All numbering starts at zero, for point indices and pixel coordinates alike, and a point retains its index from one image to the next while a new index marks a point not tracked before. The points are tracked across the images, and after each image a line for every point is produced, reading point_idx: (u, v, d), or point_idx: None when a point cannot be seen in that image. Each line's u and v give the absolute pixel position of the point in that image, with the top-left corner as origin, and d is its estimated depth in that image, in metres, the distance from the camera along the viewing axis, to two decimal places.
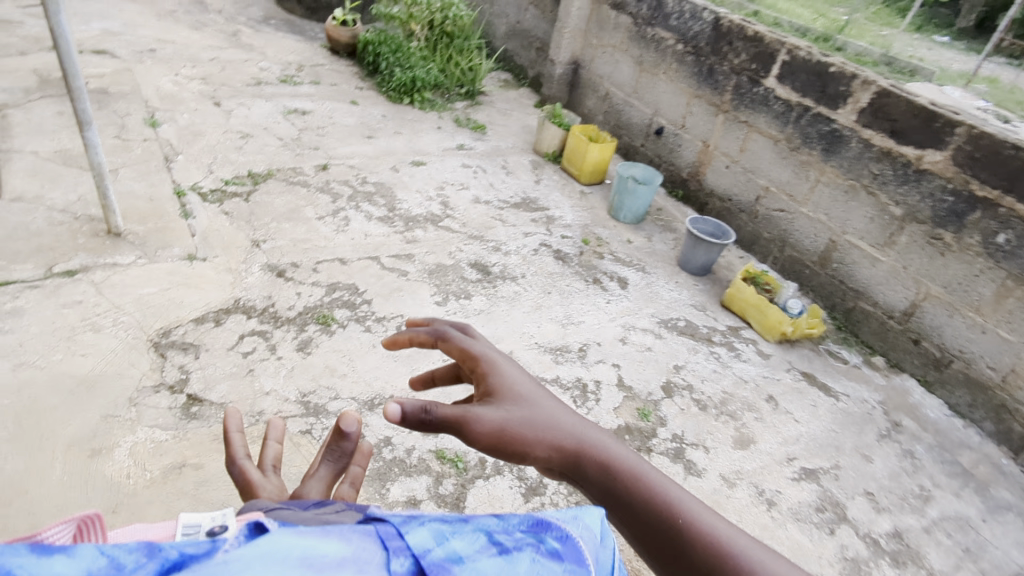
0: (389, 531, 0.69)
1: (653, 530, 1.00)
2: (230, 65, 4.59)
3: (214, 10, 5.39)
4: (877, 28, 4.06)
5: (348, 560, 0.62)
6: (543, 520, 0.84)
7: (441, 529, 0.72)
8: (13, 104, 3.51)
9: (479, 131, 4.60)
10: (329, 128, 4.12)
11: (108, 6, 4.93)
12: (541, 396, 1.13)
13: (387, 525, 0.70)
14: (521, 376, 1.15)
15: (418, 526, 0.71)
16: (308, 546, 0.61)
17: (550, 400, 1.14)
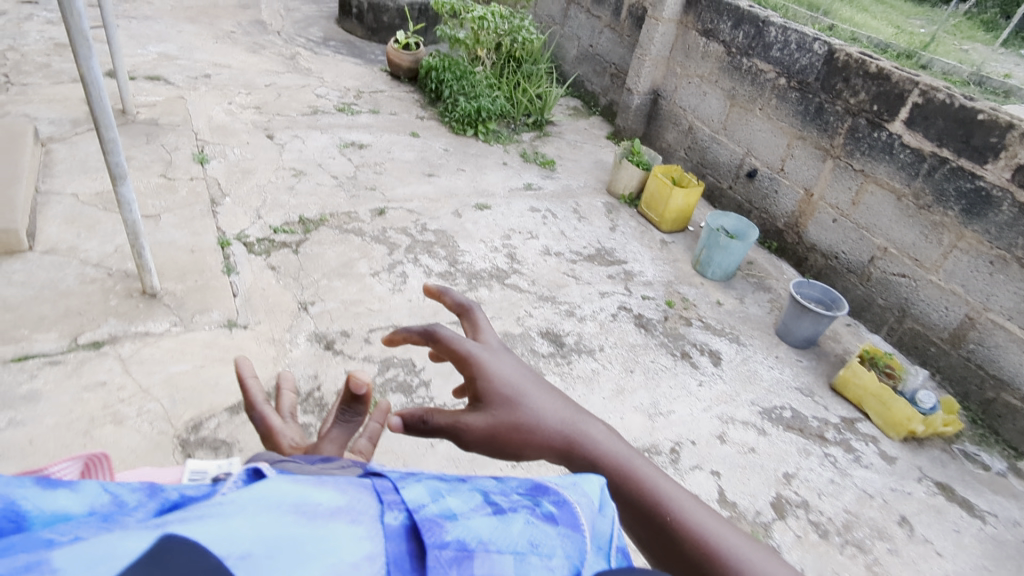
0: (386, 488, 0.72)
1: (635, 517, 1.04)
2: (286, 91, 4.33)
3: (273, 31, 5.19)
4: (957, 44, 3.83)
5: (342, 508, 0.66)
6: (541, 486, 0.80)
7: (437, 487, 0.73)
8: (60, 138, 3.31)
9: (547, 167, 4.22)
10: (387, 165, 3.80)
11: (167, 28, 4.77)
12: (532, 386, 1.14)
13: (383, 482, 0.73)
14: (512, 365, 1.16)
15: (414, 484, 0.73)
16: (302, 497, 0.65)
17: (543, 388, 1.14)
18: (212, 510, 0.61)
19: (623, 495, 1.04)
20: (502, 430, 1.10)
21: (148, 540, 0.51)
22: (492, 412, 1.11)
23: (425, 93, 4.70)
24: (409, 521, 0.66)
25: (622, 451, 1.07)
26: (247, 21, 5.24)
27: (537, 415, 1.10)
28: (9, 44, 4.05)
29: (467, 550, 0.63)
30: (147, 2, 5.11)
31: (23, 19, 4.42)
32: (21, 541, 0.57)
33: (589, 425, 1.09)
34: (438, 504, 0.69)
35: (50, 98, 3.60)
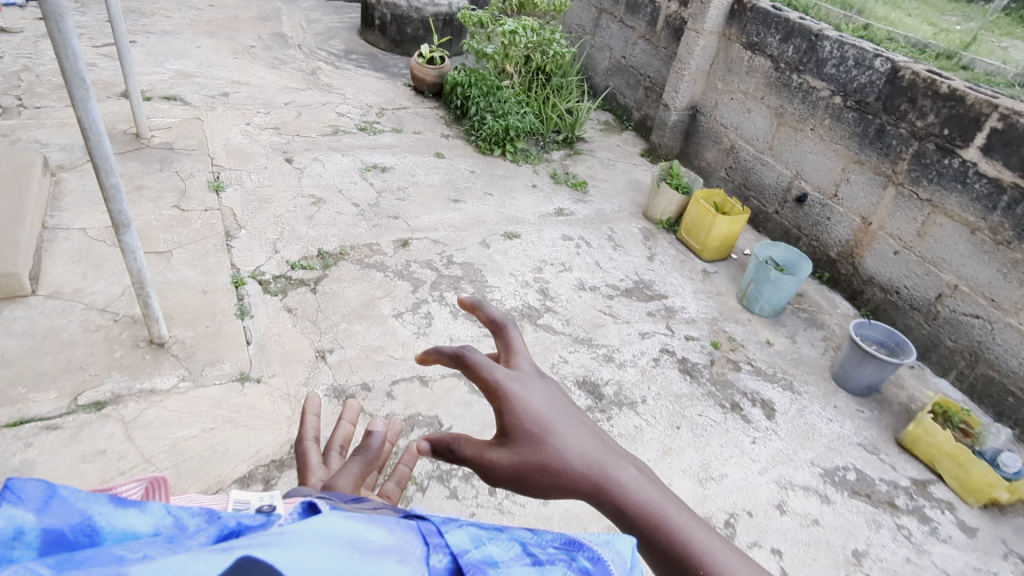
0: (430, 529, 0.71)
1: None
2: (306, 109, 4.15)
3: (294, 45, 5.02)
4: (996, 39, 3.49)
5: (389, 548, 0.62)
6: (573, 540, 0.83)
7: (479, 534, 0.74)
8: (71, 166, 3.15)
9: (579, 189, 3.99)
10: (411, 190, 3.60)
11: (186, 43, 4.63)
12: (568, 415, 0.95)
13: (428, 523, 0.72)
14: (547, 392, 0.96)
15: (456, 528, 0.73)
16: (353, 534, 0.61)
17: (578, 421, 0.95)
18: (269, 535, 0.58)
19: (659, 556, 0.86)
20: (528, 473, 0.90)
21: (222, 560, 0.50)
22: (518, 450, 0.91)
23: (450, 109, 4.49)
24: (453, 565, 0.66)
25: (662, 504, 0.89)
26: (267, 34, 5.08)
27: (569, 453, 0.91)
28: (24, 64, 3.92)
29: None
30: (166, 16, 4.98)
31: (40, 37, 4.29)
32: (98, 512, 0.58)
33: (627, 469, 0.90)
34: (479, 550, 0.69)
35: (62, 122, 3.45)
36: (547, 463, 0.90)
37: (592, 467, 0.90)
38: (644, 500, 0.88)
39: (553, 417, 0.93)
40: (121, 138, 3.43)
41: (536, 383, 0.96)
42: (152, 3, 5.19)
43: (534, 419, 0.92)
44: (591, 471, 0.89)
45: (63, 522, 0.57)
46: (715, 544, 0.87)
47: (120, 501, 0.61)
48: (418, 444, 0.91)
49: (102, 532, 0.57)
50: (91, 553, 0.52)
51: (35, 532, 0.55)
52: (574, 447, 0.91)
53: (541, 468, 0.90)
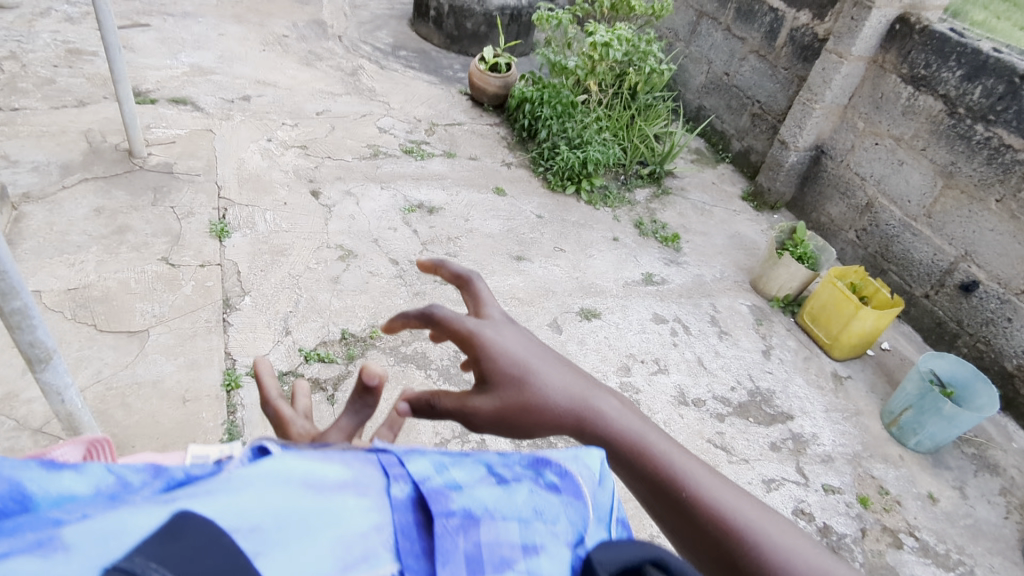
0: (391, 459, 0.63)
1: (670, 518, 0.79)
2: (341, 122, 3.42)
3: (334, 36, 4.29)
4: None
5: (346, 482, 0.56)
6: (543, 457, 0.68)
7: (441, 458, 0.65)
8: (39, 195, 2.46)
9: (671, 247, 3.20)
10: (464, 241, 2.85)
11: (207, 29, 3.94)
12: (546, 351, 0.90)
13: (390, 453, 0.64)
14: (520, 332, 0.90)
15: (420, 455, 0.64)
16: (303, 472, 0.55)
17: (555, 356, 0.90)
18: (214, 481, 0.53)
19: (653, 491, 0.80)
20: (513, 415, 0.85)
21: (160, 513, 0.47)
22: (498, 393, 0.86)
23: (514, 128, 3.72)
24: (415, 493, 0.59)
25: (648, 435, 0.84)
26: (304, 22, 4.36)
27: (550, 391, 0.85)
28: (11, 50, 3.25)
29: (472, 518, 0.56)
30: None
31: (37, 15, 3.62)
32: (26, 478, 0.57)
33: (610, 401, 0.86)
34: (443, 475, 0.61)
35: (41, 130, 2.77)
36: (530, 403, 0.85)
37: (577, 402, 0.85)
38: (630, 430, 0.83)
39: (530, 356, 0.87)
40: (110, 156, 2.74)
41: (509, 325, 0.91)
42: None
43: (513, 360, 0.86)
44: (573, 405, 0.85)
45: None
46: (707, 473, 0.81)
47: (50, 463, 0.60)
48: (394, 406, 0.87)
49: (33, 497, 0.56)
50: (22, 518, 0.50)
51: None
52: (555, 383, 0.86)
53: (526, 410, 0.84)
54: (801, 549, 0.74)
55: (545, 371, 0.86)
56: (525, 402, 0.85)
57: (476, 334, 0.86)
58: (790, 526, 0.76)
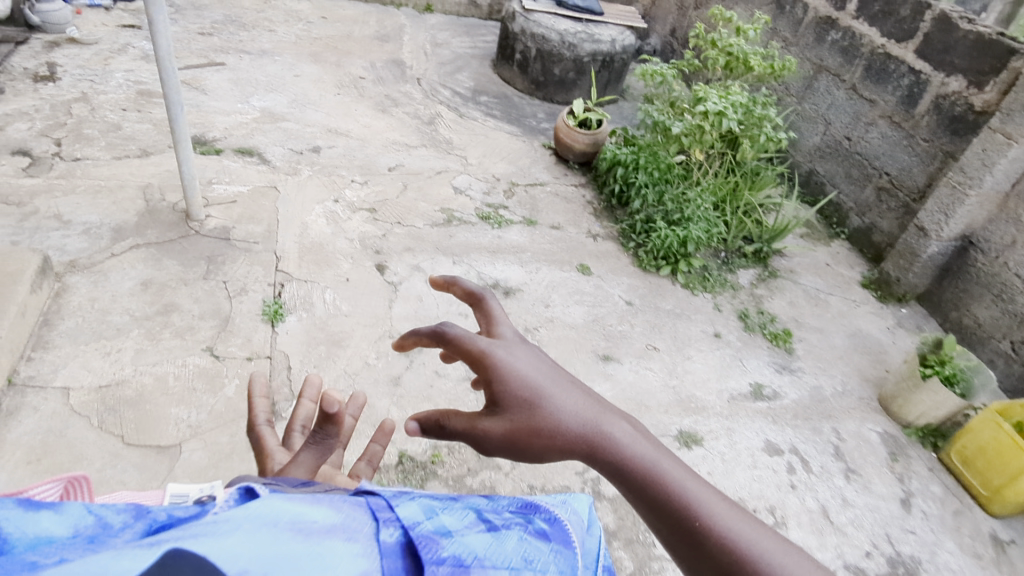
0: (380, 505, 0.71)
1: (686, 549, 0.73)
2: (414, 180, 3.15)
3: (412, 78, 4.07)
4: None
5: (338, 525, 0.61)
6: (531, 503, 0.93)
7: (430, 506, 0.75)
8: (86, 264, 2.24)
9: (782, 347, 2.74)
10: (544, 333, 2.48)
11: (283, 68, 3.78)
12: (560, 373, 0.87)
13: (377, 500, 0.72)
14: (533, 354, 0.88)
15: (408, 502, 0.74)
16: (297, 514, 0.59)
17: (568, 379, 0.87)
18: (201, 524, 0.53)
19: (674, 526, 0.74)
20: (523, 439, 0.81)
21: (146, 556, 0.45)
22: (509, 416, 0.82)
23: (603, 190, 3.35)
24: (405, 537, 0.64)
25: (665, 462, 0.79)
26: (383, 61, 4.17)
27: (562, 414, 0.82)
28: (83, 91, 3.13)
29: (462, 567, 0.64)
30: (269, 30, 4.21)
31: (115, 51, 3.53)
32: (5, 518, 0.50)
33: (622, 426, 0.81)
34: (431, 521, 0.71)
35: (98, 185, 2.58)
36: (540, 428, 0.80)
37: (587, 424, 0.81)
38: (644, 457, 0.79)
39: (543, 379, 0.84)
40: (165, 218, 2.52)
41: (523, 346, 0.88)
42: (257, 12, 4.43)
43: (525, 384, 0.83)
44: (585, 430, 0.80)
45: None
46: (720, 502, 0.75)
47: (28, 502, 0.53)
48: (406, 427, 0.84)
49: (9, 539, 0.49)
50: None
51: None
52: (566, 407, 0.82)
53: (536, 434, 0.80)
54: None
55: (555, 392, 0.83)
56: (539, 423, 0.81)
57: (489, 353, 0.84)
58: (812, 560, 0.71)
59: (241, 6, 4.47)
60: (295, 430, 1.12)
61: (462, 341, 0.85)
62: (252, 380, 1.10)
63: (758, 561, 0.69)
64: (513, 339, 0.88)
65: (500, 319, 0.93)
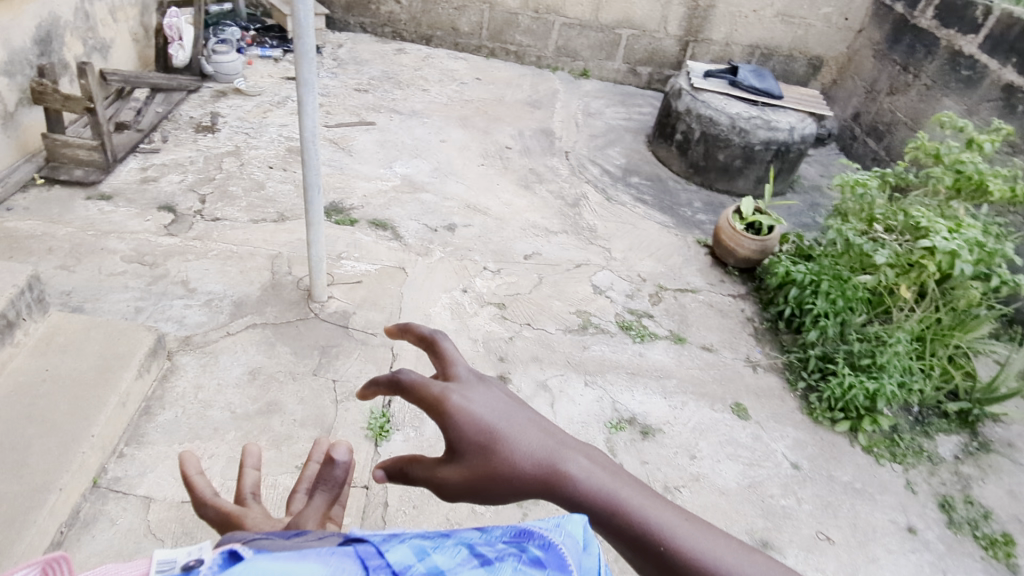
0: (363, 552, 0.57)
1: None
2: (551, 272, 2.83)
3: (560, 151, 3.84)
4: None
5: None
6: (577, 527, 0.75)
7: (421, 542, 0.59)
8: (199, 343, 2.10)
9: (1003, 562, 2.06)
10: (687, 496, 2.02)
11: (431, 132, 3.68)
12: (521, 410, 0.82)
13: (367, 543, 0.59)
14: (488, 389, 0.82)
15: (397, 540, 0.58)
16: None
17: (524, 413, 0.82)
18: None
19: (647, 560, 0.72)
20: (482, 484, 0.78)
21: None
22: (466, 463, 0.78)
23: (769, 309, 2.84)
24: None
25: (632, 494, 0.75)
26: (531, 130, 3.99)
27: (522, 454, 0.77)
28: (237, 145, 3.15)
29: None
30: (423, 90, 4.17)
31: (274, 104, 3.58)
32: None
33: (582, 461, 0.77)
34: (421, 563, 0.56)
35: (230, 251, 2.48)
36: (497, 473, 0.77)
37: (546, 463, 0.76)
38: (609, 493, 0.75)
39: (496, 420, 0.79)
40: (288, 295, 2.36)
41: (480, 383, 0.83)
42: (414, 70, 4.42)
43: (480, 427, 0.79)
44: (546, 472, 0.76)
45: None
46: (685, 525, 0.74)
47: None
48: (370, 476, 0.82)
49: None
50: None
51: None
52: (525, 448, 0.78)
53: (494, 480, 0.77)
54: None
55: (510, 434, 0.78)
56: (495, 467, 0.77)
57: (444, 397, 0.79)
58: (774, 571, 0.71)
59: (400, 63, 4.50)
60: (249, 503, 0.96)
61: (413, 387, 0.81)
62: (187, 454, 0.94)
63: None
64: (463, 377, 0.83)
65: (451, 352, 0.86)
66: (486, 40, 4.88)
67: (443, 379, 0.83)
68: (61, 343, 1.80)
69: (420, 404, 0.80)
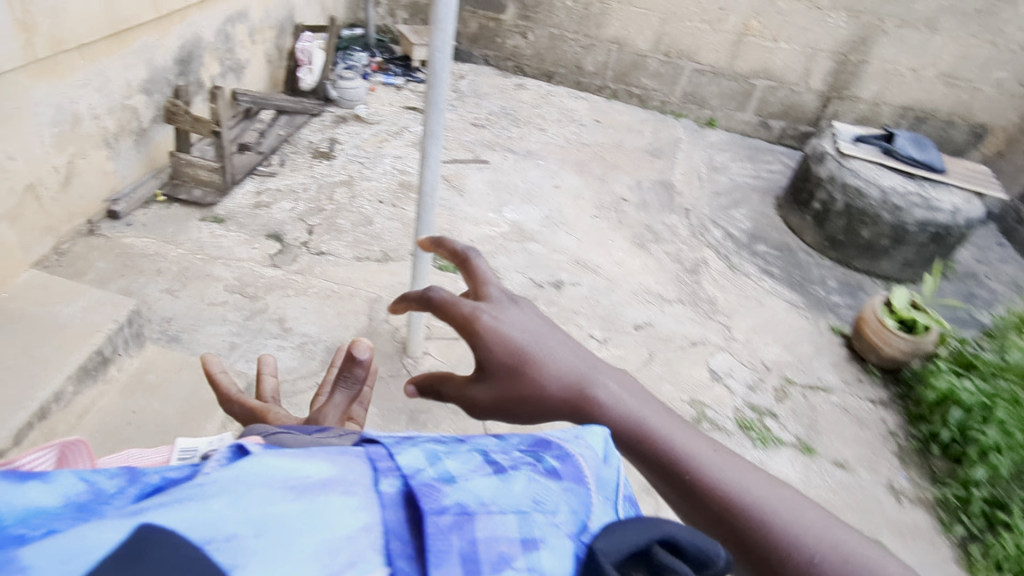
0: (380, 454, 0.59)
1: (674, 496, 0.79)
2: (663, 348, 2.55)
3: (681, 208, 3.55)
4: None
5: (332, 482, 0.53)
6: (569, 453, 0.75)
7: (436, 449, 0.60)
8: (287, 392, 1.98)
9: None
10: None
11: (545, 176, 3.52)
12: (550, 332, 0.88)
13: (379, 447, 0.60)
14: (520, 312, 0.89)
15: (410, 446, 0.60)
16: (285, 471, 0.52)
17: (553, 336, 0.88)
18: (188, 488, 0.50)
19: (663, 479, 0.79)
20: (513, 402, 0.85)
21: (120, 530, 0.44)
22: (497, 381, 0.86)
23: (919, 426, 2.43)
24: (404, 490, 0.54)
25: (647, 415, 0.82)
26: (650, 181, 3.74)
27: (551, 378, 0.84)
28: (351, 174, 3.10)
29: (467, 514, 0.51)
30: (540, 129, 4.03)
31: (392, 134, 3.54)
32: None
33: (607, 386, 0.83)
34: (435, 468, 0.56)
35: (330, 290, 2.38)
36: (527, 395, 0.84)
37: (573, 387, 0.83)
38: (628, 414, 0.81)
39: (527, 343, 0.85)
40: (382, 346, 2.22)
41: (510, 305, 0.89)
42: (533, 107, 4.30)
43: (511, 349, 0.85)
44: (575, 396, 0.83)
45: None
46: (696, 446, 0.80)
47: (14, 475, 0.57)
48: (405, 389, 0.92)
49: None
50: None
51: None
52: (555, 372, 0.84)
53: (524, 400, 0.84)
54: (786, 510, 0.75)
55: (541, 357, 0.85)
56: (526, 386, 0.84)
57: (475, 317, 0.85)
58: (773, 487, 0.78)
59: (519, 99, 4.39)
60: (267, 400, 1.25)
61: (449, 310, 0.87)
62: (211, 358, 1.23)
63: (736, 501, 0.75)
64: (497, 303, 0.89)
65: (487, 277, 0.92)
66: (610, 80, 4.69)
67: (475, 300, 0.89)
68: (152, 382, 1.67)
69: (456, 327, 0.87)
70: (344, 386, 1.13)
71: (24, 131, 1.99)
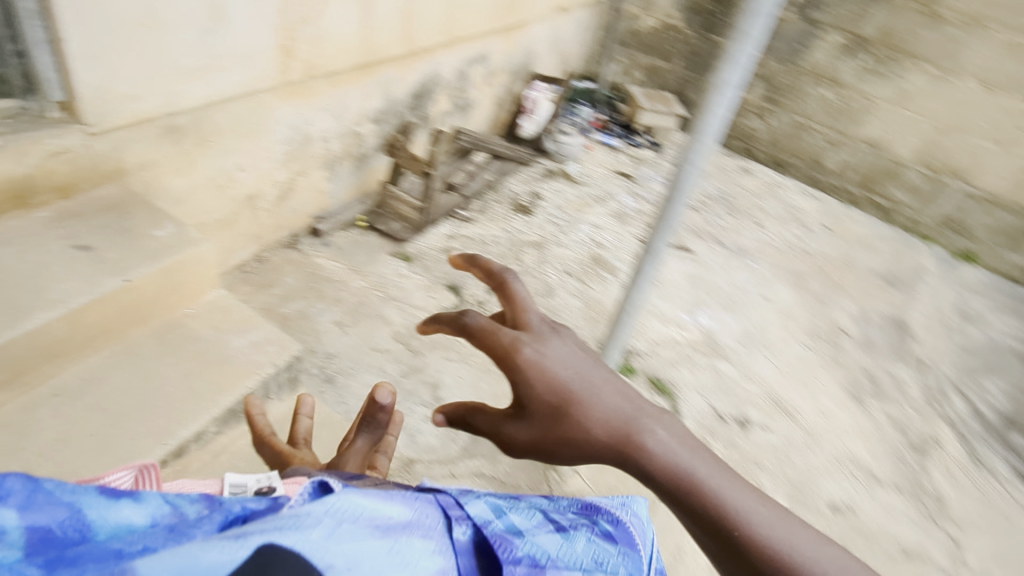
0: (448, 502, 0.75)
1: (728, 565, 0.65)
2: (863, 547, 2.00)
3: (915, 359, 2.90)
4: None
5: (411, 522, 0.66)
6: (590, 507, 0.88)
7: (498, 504, 0.78)
8: (419, 475, 1.79)
9: None
10: None
11: (754, 282, 3.08)
12: (595, 366, 0.76)
13: (445, 496, 0.77)
14: (566, 344, 0.76)
15: (476, 500, 0.77)
16: (372, 511, 0.64)
17: (601, 373, 0.75)
18: (284, 516, 0.59)
19: (718, 544, 0.65)
20: (553, 446, 0.73)
21: (241, 550, 0.52)
22: (539, 423, 0.73)
23: None
24: (475, 535, 0.69)
25: (705, 469, 0.68)
26: (881, 315, 3.12)
27: (599, 418, 0.71)
28: (544, 236, 2.94)
29: (537, 568, 0.66)
30: (758, 224, 3.59)
31: (596, 200, 3.35)
32: (85, 507, 0.59)
33: (662, 435, 0.70)
34: (502, 521, 0.74)
35: (492, 366, 2.20)
36: (572, 438, 0.71)
37: (624, 430, 0.70)
38: (685, 469, 0.67)
39: (574, 379, 0.73)
40: None
41: (555, 333, 0.77)
42: (754, 197, 3.87)
43: (553, 388, 0.73)
44: (623, 440, 0.70)
45: (47, 518, 0.56)
46: (755, 504, 0.67)
47: (112, 491, 0.62)
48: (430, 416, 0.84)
49: (94, 526, 0.58)
50: (88, 548, 0.55)
51: (19, 532, 0.54)
52: (605, 414, 0.71)
53: (567, 444, 0.72)
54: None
55: (591, 396, 0.72)
56: (569, 425, 0.72)
57: (515, 348, 0.73)
58: (829, 546, 0.66)
59: (741, 185, 3.99)
60: (300, 443, 1.23)
61: (482, 337, 0.75)
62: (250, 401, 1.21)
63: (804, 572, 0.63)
64: (541, 332, 0.76)
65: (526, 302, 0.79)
66: (853, 183, 4.10)
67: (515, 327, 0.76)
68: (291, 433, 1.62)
69: (491, 357, 0.75)
70: (367, 431, 1.14)
71: (259, 145, 2.05)
